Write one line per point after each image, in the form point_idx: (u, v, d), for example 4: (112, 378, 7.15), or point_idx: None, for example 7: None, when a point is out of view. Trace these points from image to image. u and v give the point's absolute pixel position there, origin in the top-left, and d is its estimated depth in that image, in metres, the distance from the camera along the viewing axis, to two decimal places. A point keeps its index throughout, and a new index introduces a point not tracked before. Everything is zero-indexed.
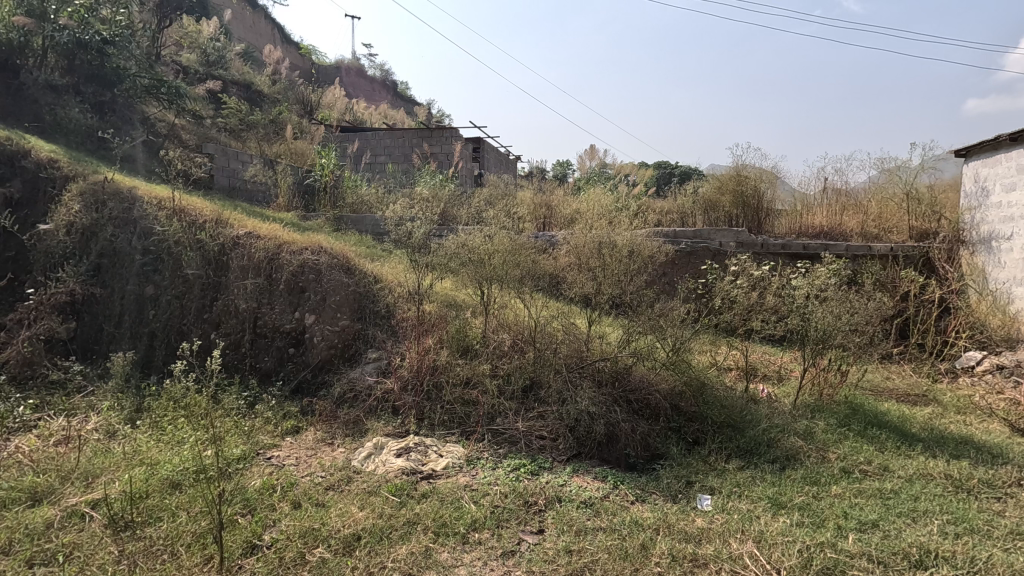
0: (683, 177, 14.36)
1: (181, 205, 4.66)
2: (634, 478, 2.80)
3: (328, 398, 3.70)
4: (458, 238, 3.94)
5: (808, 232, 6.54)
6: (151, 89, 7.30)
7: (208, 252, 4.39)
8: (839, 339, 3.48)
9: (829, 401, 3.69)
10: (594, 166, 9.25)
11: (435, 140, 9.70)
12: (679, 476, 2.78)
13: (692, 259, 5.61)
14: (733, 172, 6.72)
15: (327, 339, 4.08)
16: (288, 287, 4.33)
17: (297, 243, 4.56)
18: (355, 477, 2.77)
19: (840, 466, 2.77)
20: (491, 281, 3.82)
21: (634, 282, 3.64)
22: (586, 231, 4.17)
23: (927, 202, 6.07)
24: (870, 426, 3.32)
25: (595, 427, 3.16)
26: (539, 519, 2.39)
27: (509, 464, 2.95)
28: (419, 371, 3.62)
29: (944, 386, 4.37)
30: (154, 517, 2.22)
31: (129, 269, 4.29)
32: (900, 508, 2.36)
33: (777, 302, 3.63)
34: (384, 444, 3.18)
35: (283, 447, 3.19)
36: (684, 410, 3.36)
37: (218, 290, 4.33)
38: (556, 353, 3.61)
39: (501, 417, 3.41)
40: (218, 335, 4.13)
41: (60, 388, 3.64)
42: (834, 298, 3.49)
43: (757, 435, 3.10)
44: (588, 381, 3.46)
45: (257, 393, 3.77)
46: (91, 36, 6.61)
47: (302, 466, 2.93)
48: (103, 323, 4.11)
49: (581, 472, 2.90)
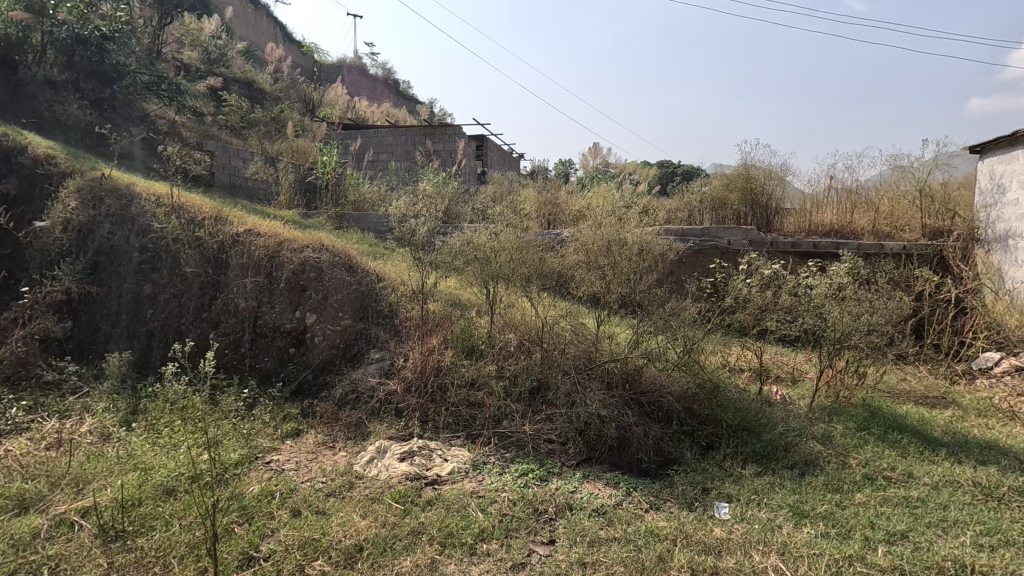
0: (688, 175, 14.20)
1: (180, 202, 4.58)
2: (647, 485, 2.69)
3: (330, 400, 3.61)
4: (464, 235, 3.86)
5: (818, 231, 6.43)
6: (151, 85, 7.25)
7: (208, 250, 4.31)
8: (858, 339, 3.36)
9: (846, 403, 3.56)
10: (596, 164, 9.20)
11: (437, 137, 9.62)
12: (694, 483, 2.67)
13: (700, 258, 5.53)
14: (741, 170, 6.61)
15: (328, 339, 4.00)
16: (288, 286, 4.23)
17: (298, 240, 4.45)
18: (358, 483, 2.67)
19: (863, 472, 2.65)
20: (496, 280, 3.71)
21: (644, 281, 3.53)
22: (594, 227, 4.07)
23: (940, 200, 5.91)
24: (891, 430, 3.20)
25: (606, 431, 3.04)
26: (549, 528, 2.29)
27: (517, 470, 2.84)
28: (423, 372, 3.54)
29: (962, 388, 4.24)
30: (147, 526, 2.12)
31: (127, 267, 4.20)
32: (929, 518, 2.25)
33: (792, 302, 3.52)
34: (387, 447, 3.09)
35: (282, 451, 3.10)
36: (697, 413, 3.24)
37: (218, 289, 4.23)
38: (564, 354, 3.50)
39: (508, 420, 3.30)
40: (217, 335, 4.02)
41: (55, 389, 3.56)
42: (852, 297, 3.37)
43: (774, 440, 2.99)
44: (597, 383, 3.34)
45: (256, 395, 3.67)
46: (90, 32, 6.60)
47: (303, 471, 2.83)
48: (101, 322, 4.03)
49: (591, 478, 2.79)
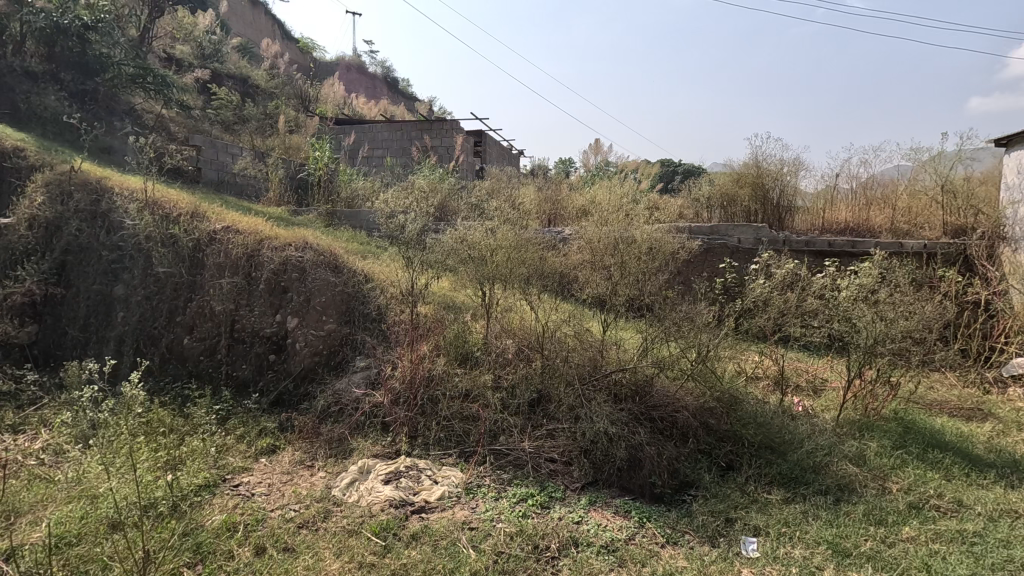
0: (689, 173, 13.90)
1: (155, 196, 4.25)
2: (661, 514, 2.37)
3: (311, 413, 3.30)
4: (457, 232, 3.53)
5: (833, 228, 6.21)
6: (136, 78, 6.91)
7: (183, 249, 3.96)
8: (892, 347, 3.04)
9: (877, 418, 3.23)
10: (598, 162, 8.87)
11: (435, 132, 9.30)
12: (716, 512, 2.35)
13: (709, 257, 5.24)
14: (751, 164, 6.28)
15: (310, 345, 3.69)
16: (269, 287, 3.92)
17: (280, 238, 4.13)
18: (334, 511, 2.37)
19: (908, 500, 2.33)
20: (493, 281, 3.40)
21: (653, 283, 3.24)
22: (599, 224, 3.75)
23: (962, 196, 5.47)
24: (931, 448, 2.88)
25: (614, 451, 2.71)
26: (551, 570, 1.98)
27: (515, 495, 2.54)
28: (413, 383, 3.19)
29: (997, 398, 3.91)
30: (80, 571, 1.85)
31: (97, 267, 3.89)
32: (992, 559, 1.93)
33: (818, 305, 3.21)
34: (371, 467, 2.79)
35: (254, 471, 2.79)
36: (716, 429, 2.91)
37: (193, 291, 3.90)
38: (567, 362, 3.16)
39: (505, 436, 2.99)
40: (192, 341, 3.72)
41: (11, 400, 3.26)
42: (887, 300, 3.05)
43: (802, 460, 2.67)
44: (604, 396, 3.02)
45: (230, 407, 3.35)
46: (69, 21, 6.26)
47: (274, 497, 2.52)
48: (68, 327, 3.73)
49: (599, 505, 2.47)
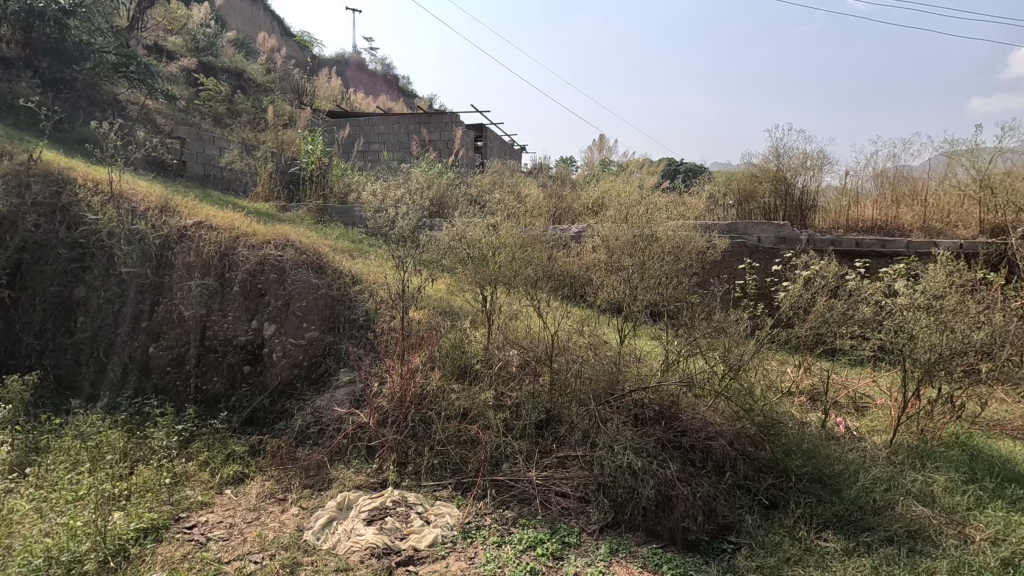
0: (693, 172, 13.48)
1: (122, 188, 3.81)
2: (699, 570, 1.97)
3: (287, 434, 2.90)
4: (455, 229, 3.12)
5: (859, 226, 5.83)
6: (119, 67, 6.41)
7: (149, 247, 3.51)
8: (955, 364, 2.63)
9: (934, 443, 2.82)
10: (602, 158, 8.45)
11: (433, 126, 8.88)
12: (766, 568, 1.94)
13: (729, 258, 4.83)
14: (772, 158, 5.86)
15: (288, 355, 3.28)
16: (243, 290, 3.49)
17: (258, 235, 3.71)
18: (304, 564, 1.97)
19: (999, 556, 1.93)
20: (495, 284, 2.99)
21: (676, 288, 2.84)
22: (616, 221, 3.34)
23: (1001, 192, 4.98)
24: (1006, 483, 2.47)
25: (640, 488, 2.30)
26: None
27: (522, 540, 2.13)
28: (403, 402, 2.77)
29: None
30: None
31: (55, 266, 3.47)
32: None
33: (868, 314, 2.79)
34: (353, 502, 2.37)
35: (215, 507, 2.38)
36: (755, 459, 2.50)
37: (160, 293, 3.47)
38: (580, 378, 2.73)
39: (509, 465, 2.58)
40: (158, 350, 3.30)
41: None
42: (951, 308, 2.62)
43: (860, 500, 2.26)
44: (624, 419, 2.60)
45: (195, 426, 2.94)
46: (44, 5, 5.68)
47: (233, 542, 2.11)
48: (20, 333, 3.34)
49: (622, 556, 2.07)
